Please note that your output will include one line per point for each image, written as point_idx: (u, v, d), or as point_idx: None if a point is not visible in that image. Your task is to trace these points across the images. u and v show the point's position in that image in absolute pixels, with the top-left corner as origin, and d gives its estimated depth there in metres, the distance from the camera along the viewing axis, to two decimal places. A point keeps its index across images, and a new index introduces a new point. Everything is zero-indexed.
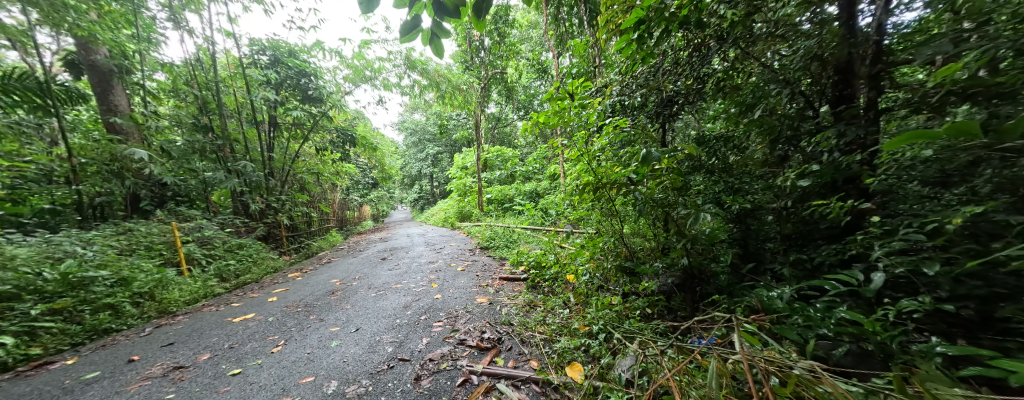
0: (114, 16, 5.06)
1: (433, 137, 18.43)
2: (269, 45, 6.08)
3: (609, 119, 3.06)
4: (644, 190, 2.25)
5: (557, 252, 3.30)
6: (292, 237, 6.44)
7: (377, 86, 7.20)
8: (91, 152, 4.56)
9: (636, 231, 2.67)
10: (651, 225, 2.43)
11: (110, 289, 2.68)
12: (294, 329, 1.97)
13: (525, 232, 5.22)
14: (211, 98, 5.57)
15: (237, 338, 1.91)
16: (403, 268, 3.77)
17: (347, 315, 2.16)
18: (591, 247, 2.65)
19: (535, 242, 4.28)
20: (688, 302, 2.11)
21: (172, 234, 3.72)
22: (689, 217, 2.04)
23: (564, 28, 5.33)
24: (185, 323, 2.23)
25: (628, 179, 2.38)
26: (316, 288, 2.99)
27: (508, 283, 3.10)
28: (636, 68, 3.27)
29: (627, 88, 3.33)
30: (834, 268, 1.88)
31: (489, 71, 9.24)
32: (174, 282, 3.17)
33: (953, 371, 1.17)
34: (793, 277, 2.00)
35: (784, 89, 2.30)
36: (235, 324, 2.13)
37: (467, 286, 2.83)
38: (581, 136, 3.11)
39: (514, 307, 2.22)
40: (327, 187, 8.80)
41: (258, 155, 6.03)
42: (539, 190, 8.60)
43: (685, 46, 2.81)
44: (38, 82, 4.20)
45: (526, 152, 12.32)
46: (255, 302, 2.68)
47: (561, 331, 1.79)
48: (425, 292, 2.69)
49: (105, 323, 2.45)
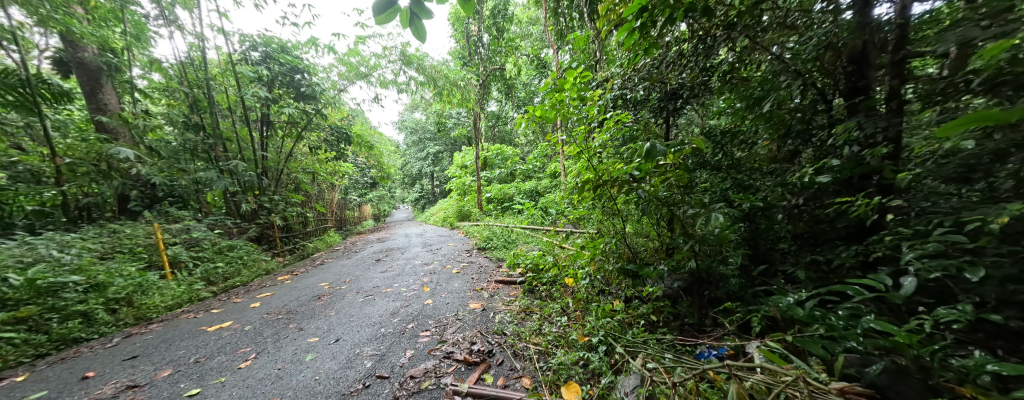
0: (103, 14, 4.95)
1: (433, 136, 18.32)
2: (262, 41, 5.95)
3: (611, 114, 2.91)
4: (648, 187, 2.10)
5: (556, 254, 3.14)
6: (285, 238, 6.31)
7: (373, 83, 7.06)
8: (78, 152, 4.40)
9: (639, 231, 2.52)
10: (655, 225, 2.27)
11: (83, 296, 2.56)
12: (269, 340, 1.83)
13: (524, 232, 5.07)
14: (202, 96, 5.44)
15: (206, 351, 1.77)
16: (397, 270, 3.63)
17: (329, 323, 2.02)
18: (591, 248, 2.49)
19: (534, 243, 4.13)
20: (694, 308, 1.94)
21: (157, 236, 3.60)
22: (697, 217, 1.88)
23: (564, 22, 5.19)
24: (156, 333, 2.09)
25: (631, 176, 2.24)
26: (303, 293, 2.85)
27: (504, 286, 2.95)
28: (639, 61, 3.13)
29: (630, 81, 3.18)
30: (855, 271, 1.71)
31: (487, 68, 9.10)
32: (156, 287, 3.07)
33: (1009, 394, 1.00)
34: (808, 282, 1.82)
35: (795, 80, 2.13)
36: (207, 334, 2.00)
37: (461, 290, 2.68)
38: (581, 131, 2.95)
39: (508, 314, 2.07)
40: (324, 187, 8.69)
41: (251, 154, 5.90)
42: (539, 188, 8.46)
43: (690, 37, 2.66)
44: (20, 80, 4.07)
45: (527, 150, 12.18)
46: (235, 308, 2.55)
47: (557, 342, 1.64)
48: (416, 297, 2.54)
49: (75, 332, 2.33)
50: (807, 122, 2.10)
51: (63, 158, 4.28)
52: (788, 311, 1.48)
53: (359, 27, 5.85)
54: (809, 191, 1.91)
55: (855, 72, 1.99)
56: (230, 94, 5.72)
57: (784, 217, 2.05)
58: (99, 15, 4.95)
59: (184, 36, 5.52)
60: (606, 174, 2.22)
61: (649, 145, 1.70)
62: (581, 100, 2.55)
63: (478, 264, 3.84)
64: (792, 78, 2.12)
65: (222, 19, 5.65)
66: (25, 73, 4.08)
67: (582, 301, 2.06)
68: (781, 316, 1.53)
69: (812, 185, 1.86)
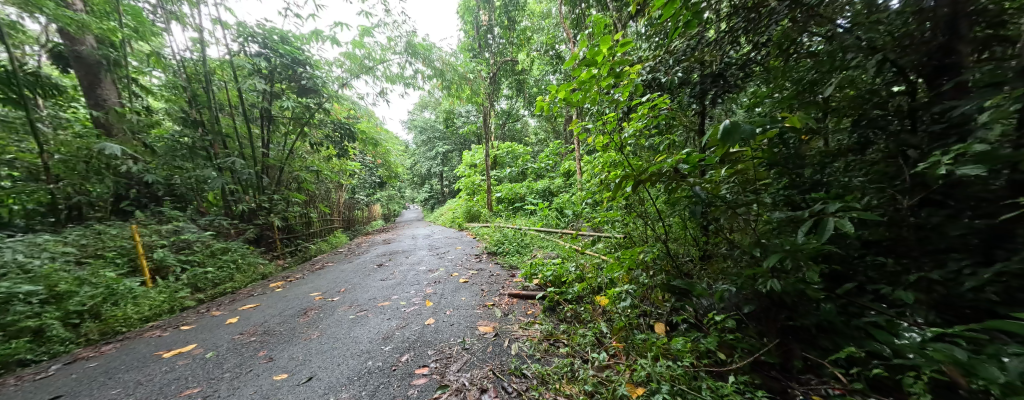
0: (100, 5, 4.73)
1: (442, 134, 18.10)
2: (261, 32, 5.58)
3: (645, 98, 2.46)
4: (711, 183, 1.64)
5: (578, 263, 2.73)
6: (287, 239, 6.05)
7: (379, 77, 6.68)
8: (71, 148, 4.14)
9: (681, 237, 2.09)
10: (708, 231, 1.87)
11: (38, 308, 2.25)
12: (226, 377, 1.47)
13: (538, 234, 4.64)
14: (201, 91, 5.20)
15: (144, 393, 1.40)
16: (398, 278, 3.26)
17: (305, 352, 1.65)
18: (626, 258, 2.06)
19: (551, 248, 3.73)
20: (766, 339, 1.46)
21: (140, 238, 3.31)
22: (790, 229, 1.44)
23: (583, 7, 4.74)
24: (103, 359, 1.76)
25: (680, 169, 1.83)
26: (289, 306, 2.50)
27: (520, 300, 2.48)
28: (673, 42, 2.70)
29: (663, 64, 2.73)
30: (996, 296, 1.08)
31: (497, 61, 8.67)
32: (133, 295, 2.79)
33: None
34: (926, 310, 1.20)
35: (868, 57, 1.45)
36: (159, 363, 1.65)
37: (469, 306, 2.28)
38: (609, 118, 2.52)
39: (527, 344, 1.66)
40: (330, 186, 8.45)
41: (250, 151, 5.62)
42: (552, 188, 8.00)
43: (738, 8, 2.20)
44: (6, 72, 3.84)
45: (538, 149, 11.79)
46: (209, 324, 2.21)
47: (602, 396, 1.24)
48: (416, 314, 2.15)
49: (20, 353, 1.99)
50: (883, 106, 1.43)
51: (55, 155, 4.02)
52: (965, 365, 0.94)
53: (363, 16, 5.49)
54: (929, 191, 1.22)
55: (940, 47, 1.32)
56: (230, 89, 5.46)
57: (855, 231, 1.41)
58: (98, 7, 4.74)
59: (184, 29, 5.30)
60: (646, 171, 1.78)
61: (726, 122, 1.21)
62: (614, 78, 2.07)
63: (488, 272, 3.44)
64: (864, 54, 1.47)
65: (224, 11, 5.43)
66: (13, 66, 3.86)
67: (622, 330, 1.66)
68: (954, 378, 0.98)
69: (937, 180, 1.19)
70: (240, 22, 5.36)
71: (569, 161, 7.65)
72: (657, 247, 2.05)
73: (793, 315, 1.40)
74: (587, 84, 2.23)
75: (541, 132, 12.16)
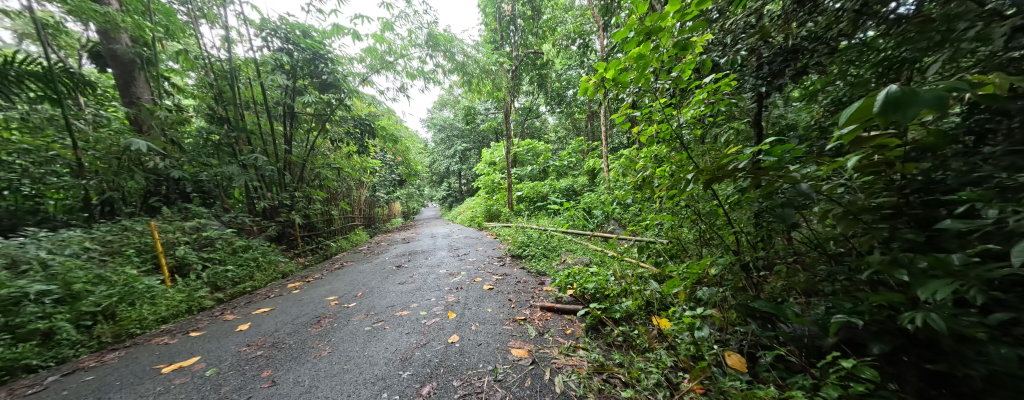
0: (133, 4, 4.80)
1: (462, 133, 17.99)
2: (284, 27, 5.52)
3: (707, 80, 2.08)
4: (813, 175, 1.29)
5: (619, 273, 2.42)
6: (307, 237, 6.01)
7: (400, 73, 6.53)
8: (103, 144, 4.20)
9: (755, 247, 1.74)
10: (799, 244, 1.52)
11: (50, 309, 2.18)
12: None
13: (565, 236, 4.32)
14: (227, 87, 5.21)
15: None
16: (418, 283, 3.05)
17: (313, 376, 1.44)
18: (691, 271, 1.74)
19: (583, 253, 3.42)
20: (896, 387, 1.11)
21: (157, 236, 3.25)
22: (944, 246, 1.03)
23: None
24: (102, 373, 1.62)
25: (772, 161, 1.45)
26: (304, 312, 2.33)
27: (555, 314, 2.18)
28: (732, 17, 2.32)
29: (718, 44, 2.36)
30: None
31: (521, 53, 8.34)
32: (150, 295, 2.74)
33: None
34: None
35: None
36: (156, 382, 1.49)
37: (496, 321, 2.03)
38: (664, 104, 2.17)
39: (575, 380, 1.39)
40: (352, 184, 8.45)
41: (274, 149, 5.63)
42: (576, 187, 7.59)
43: None
44: (44, 69, 3.91)
45: (559, 147, 11.43)
46: (219, 331, 2.06)
47: None
48: (438, 329, 1.92)
49: (27, 358, 1.91)
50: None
51: (90, 151, 4.06)
52: None
53: (384, 8, 5.33)
54: None
55: None
56: (254, 85, 5.46)
57: (985, 261, 0.98)
58: (131, 6, 4.81)
59: (210, 26, 5.32)
60: (718, 162, 1.53)
61: (892, 90, 0.76)
62: (679, 49, 1.66)
63: (514, 278, 3.16)
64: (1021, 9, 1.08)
65: (250, 8, 5.43)
66: (49, 63, 3.92)
67: (702, 369, 1.33)
68: None
69: None
70: (263, 17, 5.32)
71: (594, 158, 7.27)
72: (727, 258, 1.72)
73: (937, 358, 1.04)
74: (642, 58, 1.80)
75: (561, 129, 11.77)
